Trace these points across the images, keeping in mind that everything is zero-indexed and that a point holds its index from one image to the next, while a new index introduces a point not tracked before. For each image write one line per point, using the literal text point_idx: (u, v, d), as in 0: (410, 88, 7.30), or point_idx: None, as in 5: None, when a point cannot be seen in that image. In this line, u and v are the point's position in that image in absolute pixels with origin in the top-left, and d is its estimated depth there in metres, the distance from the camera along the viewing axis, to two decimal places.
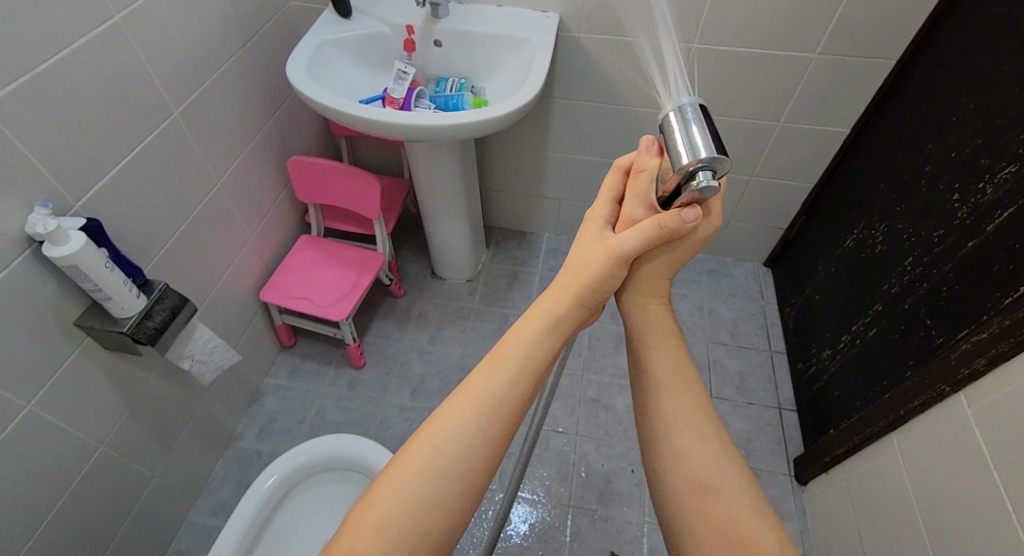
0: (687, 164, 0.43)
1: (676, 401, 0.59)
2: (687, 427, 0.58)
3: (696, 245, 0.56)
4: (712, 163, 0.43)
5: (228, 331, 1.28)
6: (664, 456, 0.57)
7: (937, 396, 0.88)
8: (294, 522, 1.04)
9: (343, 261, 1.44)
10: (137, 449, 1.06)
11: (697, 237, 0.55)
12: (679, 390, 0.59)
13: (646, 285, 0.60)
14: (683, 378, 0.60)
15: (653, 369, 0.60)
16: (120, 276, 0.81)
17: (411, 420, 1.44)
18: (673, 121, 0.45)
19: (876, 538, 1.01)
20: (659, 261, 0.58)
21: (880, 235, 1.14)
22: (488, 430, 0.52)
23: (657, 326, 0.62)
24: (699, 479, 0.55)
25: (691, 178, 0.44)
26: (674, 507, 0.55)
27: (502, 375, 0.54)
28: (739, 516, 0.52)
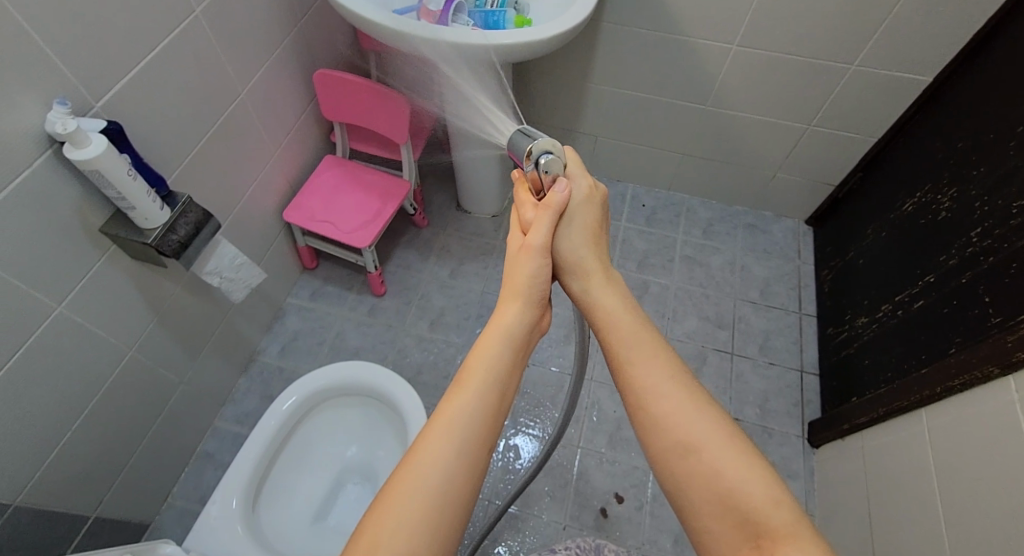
0: (528, 153, 0.55)
1: (642, 368, 0.54)
2: (660, 393, 0.52)
3: (594, 217, 0.60)
4: (544, 146, 0.55)
5: (251, 249, 1.27)
6: (639, 424, 0.52)
7: (982, 378, 0.84)
8: (311, 439, 1.07)
9: (368, 186, 1.39)
10: (165, 356, 1.08)
11: (587, 206, 0.59)
12: (644, 357, 0.54)
13: (581, 267, 0.60)
14: (646, 345, 0.55)
15: (614, 345, 0.56)
16: (144, 186, 0.79)
17: (429, 351, 1.45)
18: (512, 141, 0.58)
19: (886, 508, 1.01)
20: (569, 240, 0.59)
21: (947, 200, 1.06)
22: (468, 444, 0.50)
23: (608, 298, 0.59)
24: (678, 441, 0.50)
25: (536, 162, 0.55)
26: (664, 474, 0.50)
27: (471, 391, 0.52)
28: (724, 472, 0.47)
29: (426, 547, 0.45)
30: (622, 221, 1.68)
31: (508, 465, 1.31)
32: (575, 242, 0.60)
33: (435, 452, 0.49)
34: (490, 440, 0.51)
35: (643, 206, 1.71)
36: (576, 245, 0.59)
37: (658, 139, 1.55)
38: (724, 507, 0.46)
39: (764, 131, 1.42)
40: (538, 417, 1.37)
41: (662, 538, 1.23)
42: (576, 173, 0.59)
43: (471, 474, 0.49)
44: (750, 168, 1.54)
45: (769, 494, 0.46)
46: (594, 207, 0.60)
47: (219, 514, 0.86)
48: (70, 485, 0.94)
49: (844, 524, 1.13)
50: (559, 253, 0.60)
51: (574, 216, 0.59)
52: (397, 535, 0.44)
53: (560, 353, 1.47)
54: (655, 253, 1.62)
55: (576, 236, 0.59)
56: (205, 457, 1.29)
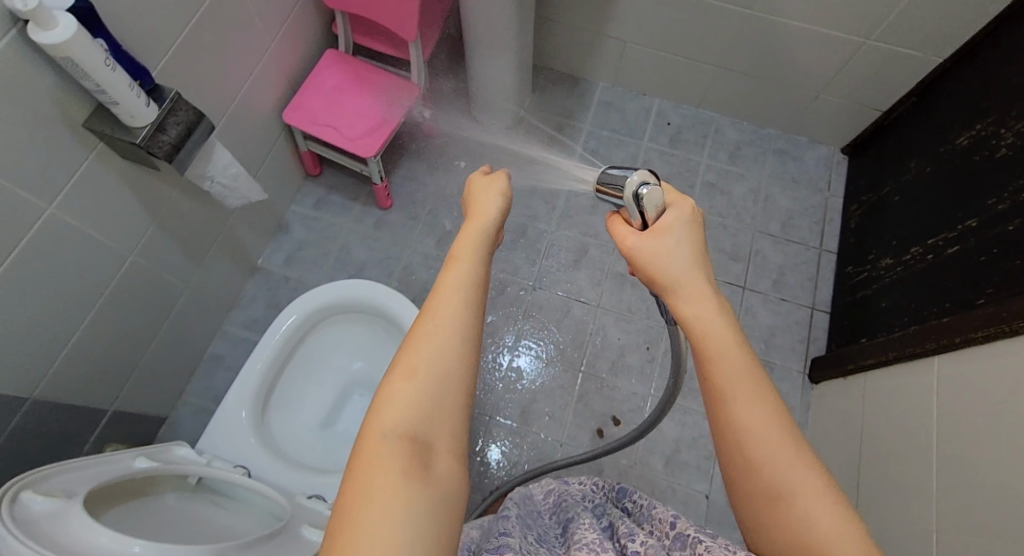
0: (628, 183, 0.48)
1: (744, 399, 0.43)
2: (758, 432, 0.43)
3: (699, 243, 0.49)
4: (642, 176, 0.48)
5: (249, 151, 1.20)
6: (726, 458, 0.45)
7: (1008, 332, 0.80)
8: (317, 352, 1.07)
9: (373, 88, 1.29)
10: (166, 261, 1.05)
11: (694, 230, 0.49)
12: (744, 389, 0.44)
13: (683, 281, 0.47)
14: (748, 372, 0.44)
15: (706, 362, 0.45)
16: (126, 78, 0.70)
17: (435, 269, 1.43)
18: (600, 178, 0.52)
19: (878, 445, 1.03)
20: (677, 258, 0.48)
21: (1010, 135, 0.95)
22: (473, 301, 0.45)
23: (712, 319, 0.46)
24: (769, 484, 0.42)
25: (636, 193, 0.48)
26: (748, 514, 0.44)
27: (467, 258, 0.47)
28: (817, 524, 0.39)
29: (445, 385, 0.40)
30: (643, 141, 1.58)
31: (510, 384, 1.33)
32: (689, 265, 0.47)
33: (455, 301, 0.44)
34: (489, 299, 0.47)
35: (668, 124, 1.60)
36: (685, 264, 0.47)
37: (693, 48, 1.40)
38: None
39: (816, 43, 1.27)
40: (542, 336, 1.38)
41: (654, 459, 1.27)
42: (676, 200, 0.50)
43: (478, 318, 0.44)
44: (791, 85, 1.41)
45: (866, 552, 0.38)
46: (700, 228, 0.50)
47: (229, 421, 0.88)
48: (86, 384, 0.95)
49: (833, 457, 1.16)
50: (663, 272, 0.48)
51: (685, 246, 0.48)
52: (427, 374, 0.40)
53: (568, 279, 1.44)
54: (675, 177, 1.54)
55: (688, 259, 0.48)
56: (215, 359, 1.31)
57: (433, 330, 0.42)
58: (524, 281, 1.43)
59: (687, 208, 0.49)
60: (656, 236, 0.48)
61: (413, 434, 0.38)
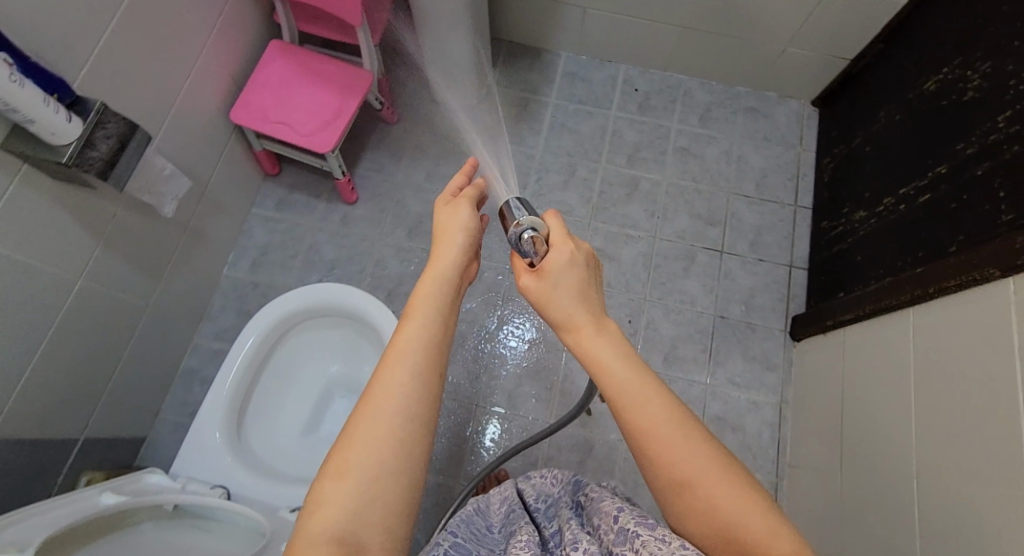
0: (515, 226, 0.55)
1: (641, 404, 0.47)
2: (665, 432, 0.46)
3: (581, 284, 0.54)
4: (529, 220, 0.54)
5: (198, 157, 1.14)
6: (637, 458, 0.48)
7: (979, 279, 0.79)
8: (292, 359, 1.05)
9: (323, 79, 1.23)
10: (121, 281, 1.01)
11: (575, 275, 0.54)
12: (640, 393, 0.47)
13: (571, 321, 0.52)
14: (640, 379, 0.48)
15: (607, 384, 0.49)
16: (40, 94, 0.66)
17: (408, 261, 1.40)
18: (507, 208, 0.58)
19: (859, 399, 1.04)
20: (559, 297, 0.53)
21: (977, 77, 0.93)
22: (425, 372, 0.45)
23: (599, 344, 0.51)
24: (674, 476, 0.45)
25: (521, 235, 0.54)
26: (664, 505, 0.47)
27: (419, 322, 0.47)
28: (727, 509, 0.43)
29: (390, 470, 0.41)
30: (611, 111, 1.54)
31: (494, 371, 1.32)
32: (570, 309, 0.53)
33: (396, 372, 0.44)
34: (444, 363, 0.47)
35: (635, 90, 1.56)
36: (567, 304, 0.53)
37: (655, 8, 1.35)
38: (723, 543, 0.43)
39: None
40: (523, 319, 1.36)
41: None
42: (561, 242, 0.55)
43: (432, 389, 0.45)
44: (756, 40, 1.37)
45: (770, 529, 0.41)
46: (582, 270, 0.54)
47: (203, 440, 0.86)
48: (50, 416, 0.92)
49: (817, 414, 1.17)
50: (548, 311, 0.53)
51: (565, 288, 0.53)
52: (366, 481, 0.39)
53: None
54: (646, 145, 1.50)
55: (568, 300, 0.53)
56: (189, 374, 1.28)
57: (375, 412, 0.42)
58: (501, 265, 1.40)
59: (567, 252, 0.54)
60: (542, 278, 0.53)
61: (348, 536, 0.38)
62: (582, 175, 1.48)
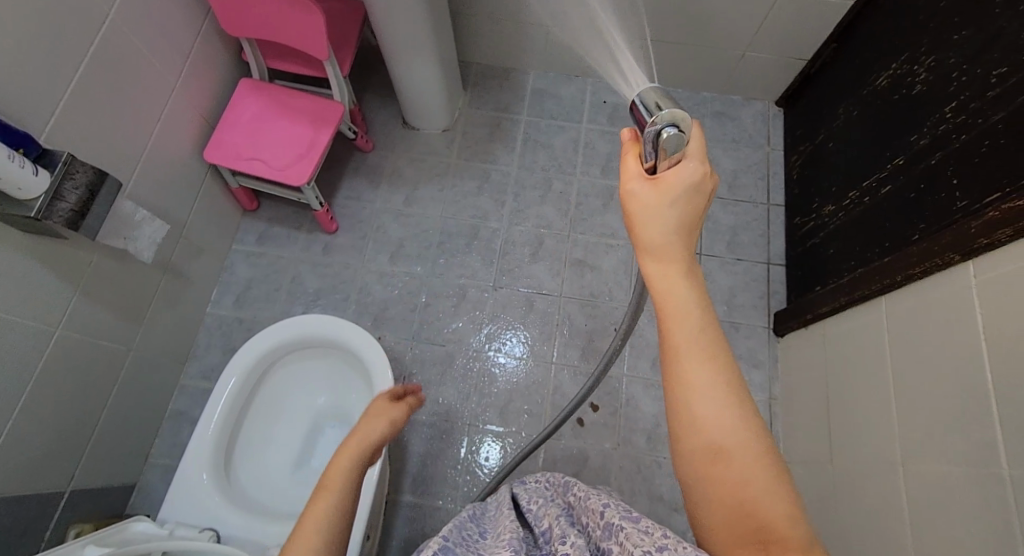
0: (651, 122, 0.37)
1: (695, 364, 0.41)
2: (710, 395, 0.41)
3: (699, 209, 0.42)
4: (674, 116, 0.37)
5: (174, 199, 1.15)
6: (671, 415, 0.42)
7: (942, 265, 0.82)
8: (278, 392, 1.05)
9: (294, 113, 1.25)
10: (100, 327, 1.01)
11: (696, 197, 0.42)
12: (701, 352, 0.41)
13: (660, 251, 0.43)
14: (705, 340, 0.42)
15: (671, 334, 0.42)
16: (4, 150, 0.66)
17: (392, 286, 1.40)
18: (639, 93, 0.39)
19: (842, 389, 1.05)
20: (663, 224, 0.42)
21: (924, 70, 0.97)
22: (336, 522, 0.53)
23: (679, 289, 0.42)
24: (711, 443, 0.40)
25: (658, 136, 0.37)
26: (683, 468, 0.42)
27: (335, 489, 0.56)
28: (753, 487, 0.39)
29: None
30: (582, 124, 1.57)
31: (485, 388, 1.32)
32: (677, 240, 0.42)
33: (312, 524, 0.52)
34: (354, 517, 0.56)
35: (604, 103, 1.59)
36: (670, 231, 0.42)
37: None
38: (735, 520, 0.40)
39: (731, 3, 1.27)
40: (510, 335, 1.37)
41: (636, 437, 1.28)
42: (694, 150, 0.40)
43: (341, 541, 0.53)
44: (715, 47, 1.41)
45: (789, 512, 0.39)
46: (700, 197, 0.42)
47: (190, 482, 0.86)
48: (34, 470, 0.91)
49: (805, 407, 1.18)
50: (643, 234, 0.42)
51: (682, 214, 0.42)
52: None
53: (528, 273, 1.42)
54: (619, 155, 1.53)
55: (677, 228, 0.42)
56: (177, 415, 1.27)
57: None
58: (484, 283, 1.41)
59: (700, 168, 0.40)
60: (665, 197, 0.41)
61: None
62: (558, 188, 1.50)
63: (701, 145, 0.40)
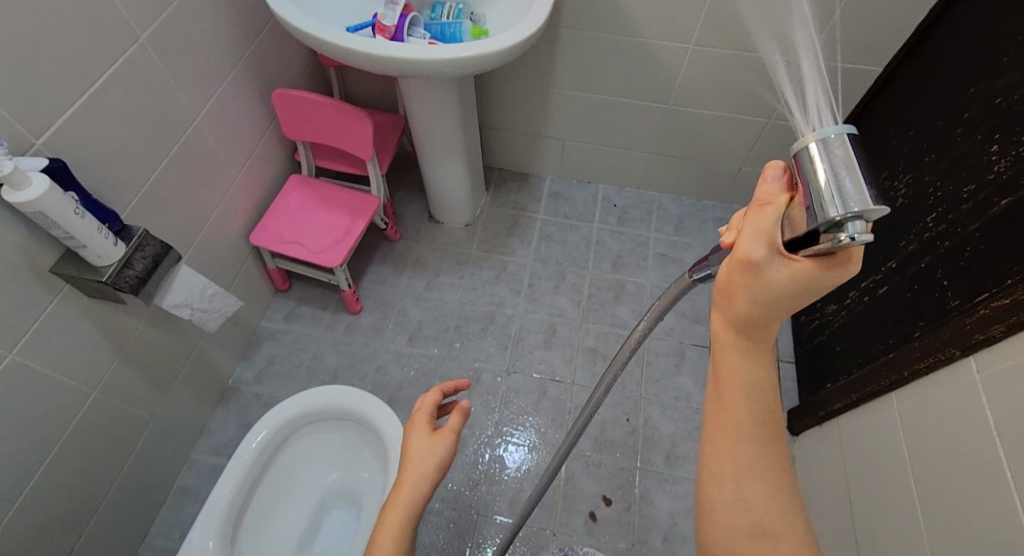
0: (834, 213, 0.32)
1: (747, 440, 0.40)
2: (756, 472, 0.40)
3: (820, 295, 0.37)
4: (863, 213, 0.31)
5: (218, 275, 1.24)
6: (710, 479, 0.41)
7: (945, 360, 0.86)
8: (290, 467, 1.05)
9: (337, 204, 1.37)
10: (133, 391, 1.05)
11: (826, 288, 0.37)
12: (759, 428, 0.40)
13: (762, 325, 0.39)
14: (766, 419, 0.40)
15: (732, 406, 0.40)
16: (95, 223, 0.76)
17: (408, 367, 1.44)
18: (823, 152, 0.33)
19: (862, 488, 1.04)
20: (772, 303, 0.37)
21: (903, 186, 1.08)
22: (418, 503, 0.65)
23: (756, 363, 0.40)
24: (755, 521, 0.39)
25: (835, 234, 0.32)
26: (709, 536, 0.41)
27: (417, 466, 0.66)
28: None
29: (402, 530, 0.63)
30: (594, 223, 1.69)
31: (495, 476, 1.30)
32: (779, 318, 0.39)
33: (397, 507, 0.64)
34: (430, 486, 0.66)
35: (614, 206, 1.72)
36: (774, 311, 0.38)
37: (623, 137, 1.55)
38: None
39: (723, 126, 1.44)
40: (520, 424, 1.37)
41: (650, 537, 1.23)
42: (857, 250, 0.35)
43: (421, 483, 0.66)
44: (715, 163, 1.57)
45: None
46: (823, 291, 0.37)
47: (195, 552, 0.84)
48: (41, 534, 0.91)
49: (826, 509, 1.15)
50: (745, 300, 0.38)
51: (800, 297, 0.37)
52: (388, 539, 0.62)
53: (541, 360, 1.46)
54: (629, 252, 1.64)
55: (786, 310, 0.38)
56: (183, 492, 1.26)
57: (391, 518, 0.64)
58: (498, 367, 1.45)
59: (857, 262, 0.35)
60: (797, 281, 0.36)
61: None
62: (572, 280, 1.59)
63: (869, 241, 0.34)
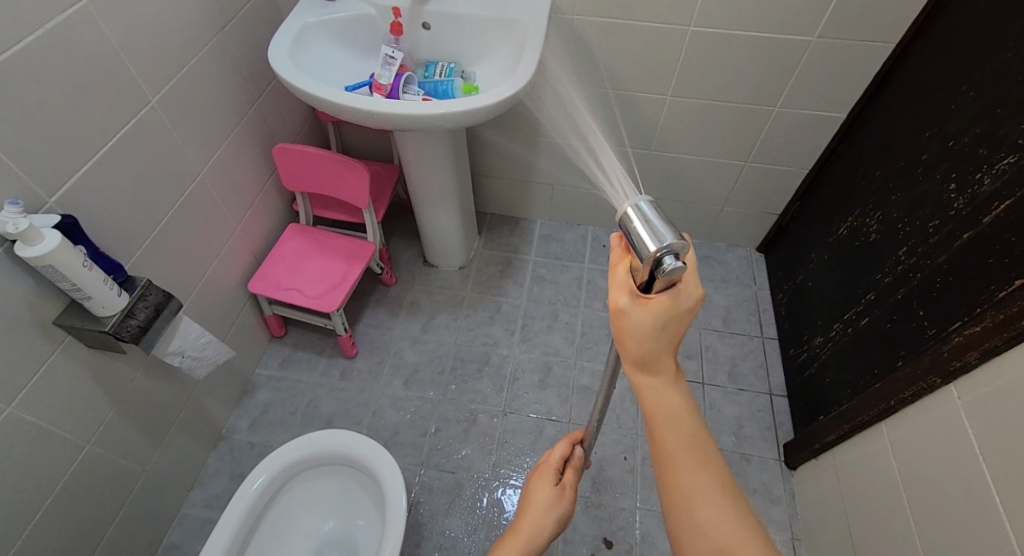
0: (653, 251, 0.40)
1: (684, 469, 0.48)
2: (702, 498, 0.48)
3: (683, 321, 0.46)
4: (674, 246, 0.40)
5: (216, 323, 1.25)
6: (671, 513, 0.49)
7: (927, 388, 0.88)
8: (284, 515, 1.04)
9: (333, 250, 1.41)
10: (128, 442, 1.05)
11: (686, 314, 0.45)
12: (692, 456, 0.49)
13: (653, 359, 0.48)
14: (694, 447, 0.49)
15: (664, 442, 0.49)
16: (101, 275, 0.78)
17: (405, 411, 1.44)
18: (635, 213, 0.41)
19: (860, 521, 1.04)
20: (651, 338, 0.46)
21: (874, 223, 1.13)
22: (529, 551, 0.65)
23: (671, 398, 0.50)
24: (715, 542, 0.47)
25: (660, 265, 0.40)
26: None
27: (537, 512, 0.66)
28: None
29: None
30: (584, 263, 1.74)
31: (494, 521, 1.29)
32: (661, 348, 0.48)
33: (508, 548, 0.64)
34: (543, 537, 0.65)
35: (604, 246, 1.78)
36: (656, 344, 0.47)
37: None
38: None
39: (704, 169, 1.50)
40: (518, 466, 1.36)
41: None
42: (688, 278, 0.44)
43: (538, 530, 0.65)
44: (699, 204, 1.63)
45: None
46: (688, 318, 0.46)
47: None
48: None
49: (827, 545, 1.14)
50: (629, 343, 0.47)
51: (666, 326, 0.46)
52: None
53: (537, 400, 1.46)
54: None
55: (663, 339, 0.47)
56: (173, 548, 1.22)
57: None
58: (495, 409, 1.45)
59: (692, 286, 0.44)
60: (658, 314, 0.44)
61: None
62: (565, 320, 1.61)
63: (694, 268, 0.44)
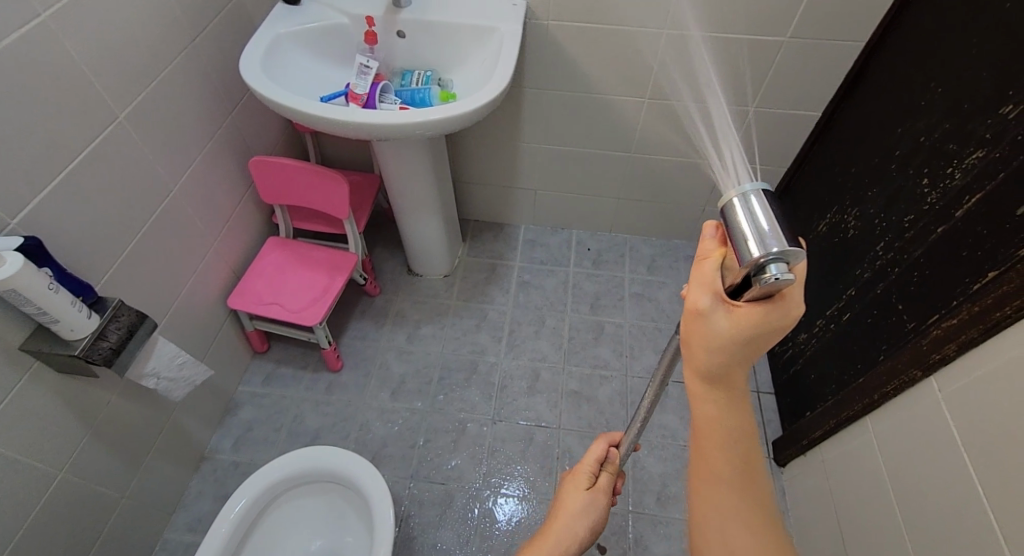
0: (756, 256, 0.35)
1: (719, 497, 0.47)
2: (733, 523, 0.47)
3: (774, 337, 0.41)
4: (784, 253, 0.35)
5: (195, 341, 1.23)
6: (698, 527, 0.49)
7: (909, 381, 0.89)
8: (269, 535, 1.02)
9: (314, 263, 1.39)
10: (104, 467, 1.02)
11: (777, 332, 0.40)
12: (734, 484, 0.47)
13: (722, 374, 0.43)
14: (741, 473, 0.47)
15: (707, 466, 0.47)
16: (68, 297, 0.76)
17: (392, 423, 1.42)
18: (741, 207, 0.37)
19: (849, 517, 1.04)
20: (723, 351, 0.41)
21: (852, 219, 1.14)
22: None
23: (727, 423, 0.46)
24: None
25: (760, 273, 0.35)
26: None
27: (569, 516, 0.65)
28: None
29: None
30: (569, 267, 1.73)
31: (485, 531, 1.27)
32: (737, 363, 0.42)
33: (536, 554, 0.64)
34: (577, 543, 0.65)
35: (588, 250, 1.78)
36: (730, 359, 0.42)
37: (590, 185, 1.63)
38: None
39: (684, 170, 1.51)
40: (509, 475, 1.35)
41: None
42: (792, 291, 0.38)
43: (570, 536, 0.65)
44: (681, 205, 1.64)
45: None
46: (774, 337, 0.41)
47: None
48: None
49: (818, 541, 1.15)
50: (699, 351, 0.43)
51: (751, 341, 0.40)
52: None
53: (525, 407, 1.46)
54: (605, 294, 1.68)
55: (743, 354, 0.41)
56: None
57: None
58: (483, 417, 1.44)
59: (796, 302, 0.38)
60: (741, 327, 0.39)
61: None
62: (551, 325, 1.61)
63: (802, 282, 0.38)
